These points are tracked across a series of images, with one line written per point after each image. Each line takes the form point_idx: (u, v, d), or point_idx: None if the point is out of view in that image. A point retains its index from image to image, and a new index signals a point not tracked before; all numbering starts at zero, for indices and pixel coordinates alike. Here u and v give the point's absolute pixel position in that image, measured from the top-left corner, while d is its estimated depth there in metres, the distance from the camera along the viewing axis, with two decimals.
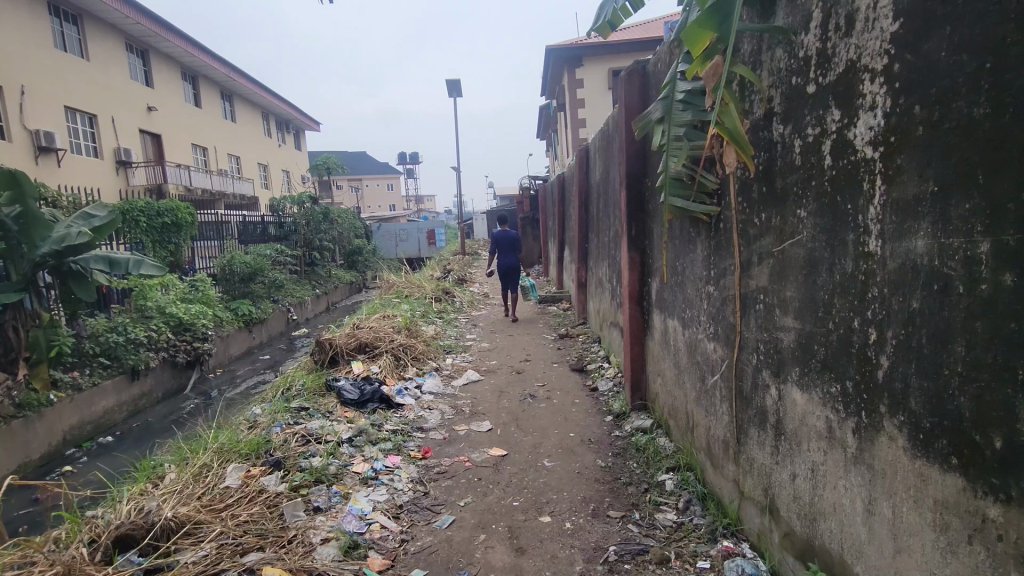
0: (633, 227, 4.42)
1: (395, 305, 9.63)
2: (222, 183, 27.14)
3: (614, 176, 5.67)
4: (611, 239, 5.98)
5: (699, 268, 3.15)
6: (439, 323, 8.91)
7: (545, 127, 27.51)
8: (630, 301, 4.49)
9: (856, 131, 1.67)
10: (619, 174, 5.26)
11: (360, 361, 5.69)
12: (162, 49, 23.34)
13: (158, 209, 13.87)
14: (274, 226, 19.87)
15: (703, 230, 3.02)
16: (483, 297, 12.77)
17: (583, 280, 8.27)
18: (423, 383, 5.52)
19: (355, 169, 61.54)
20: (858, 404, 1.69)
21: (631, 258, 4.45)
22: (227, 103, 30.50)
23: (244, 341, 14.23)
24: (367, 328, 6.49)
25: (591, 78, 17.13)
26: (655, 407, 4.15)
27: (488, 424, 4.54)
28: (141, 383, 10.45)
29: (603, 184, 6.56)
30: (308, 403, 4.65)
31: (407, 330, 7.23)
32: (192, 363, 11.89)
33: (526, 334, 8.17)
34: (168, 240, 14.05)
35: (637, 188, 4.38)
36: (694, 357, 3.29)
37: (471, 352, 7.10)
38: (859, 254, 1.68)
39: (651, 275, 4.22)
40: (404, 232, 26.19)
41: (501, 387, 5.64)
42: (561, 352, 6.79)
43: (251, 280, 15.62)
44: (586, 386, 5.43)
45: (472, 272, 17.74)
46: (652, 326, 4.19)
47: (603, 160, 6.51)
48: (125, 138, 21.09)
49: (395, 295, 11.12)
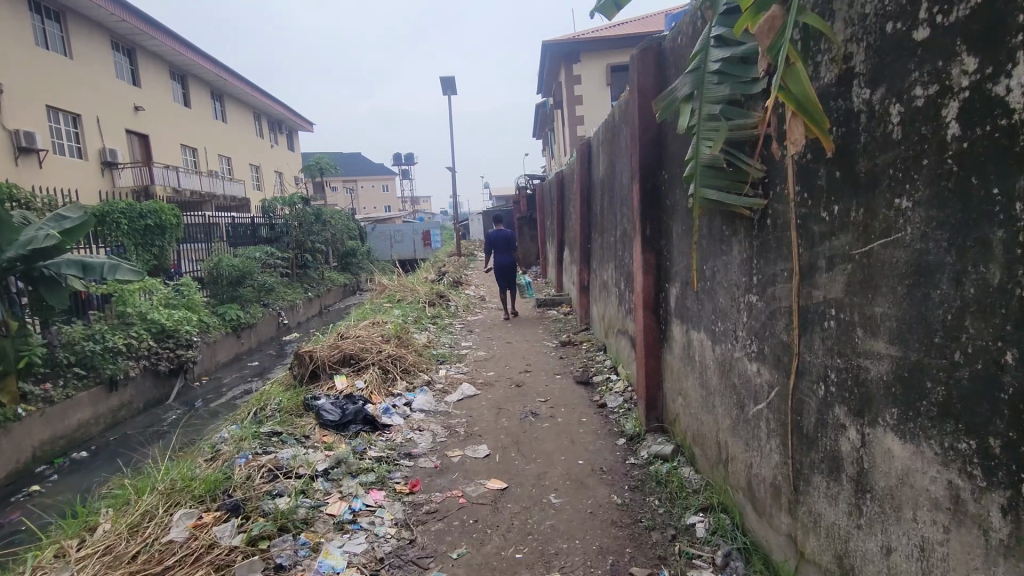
0: (648, 225, 3.92)
1: (386, 310, 9.11)
2: (212, 184, 26.56)
3: (623, 169, 5.18)
4: (618, 239, 5.48)
5: (735, 274, 2.63)
6: (432, 330, 8.39)
7: (541, 125, 26.99)
8: (644, 310, 3.97)
9: (1010, 84, 1.17)
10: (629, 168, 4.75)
11: (343, 375, 5.17)
12: (149, 46, 22.74)
13: (141, 210, 13.28)
14: (265, 228, 19.35)
15: (741, 228, 2.51)
16: (479, 300, 12.25)
17: (587, 282, 7.75)
18: (413, 400, 5.00)
19: (349, 169, 61.02)
20: (1014, 475, 1.19)
21: (645, 260, 3.94)
22: (218, 103, 29.94)
23: (231, 347, 13.69)
24: (353, 338, 5.97)
25: (589, 73, 16.60)
26: (675, 431, 3.65)
27: (485, 450, 4.03)
28: (121, 394, 9.90)
29: (608, 180, 6.06)
30: (281, 426, 4.11)
31: (397, 338, 6.71)
32: (176, 371, 11.35)
33: (525, 341, 7.65)
34: (151, 243, 13.47)
35: (653, 184, 3.87)
36: (727, 378, 2.78)
37: (465, 362, 6.58)
38: (1015, 260, 1.18)
39: (669, 281, 3.70)
40: (399, 233, 25.69)
41: (500, 402, 5.13)
42: (564, 362, 6.27)
43: (239, 283, 15.07)
44: (593, 402, 4.92)
45: (468, 274, 17.22)
46: (672, 338, 3.68)
47: (608, 155, 6.03)
48: (110, 138, 20.50)
49: (387, 299, 10.59)
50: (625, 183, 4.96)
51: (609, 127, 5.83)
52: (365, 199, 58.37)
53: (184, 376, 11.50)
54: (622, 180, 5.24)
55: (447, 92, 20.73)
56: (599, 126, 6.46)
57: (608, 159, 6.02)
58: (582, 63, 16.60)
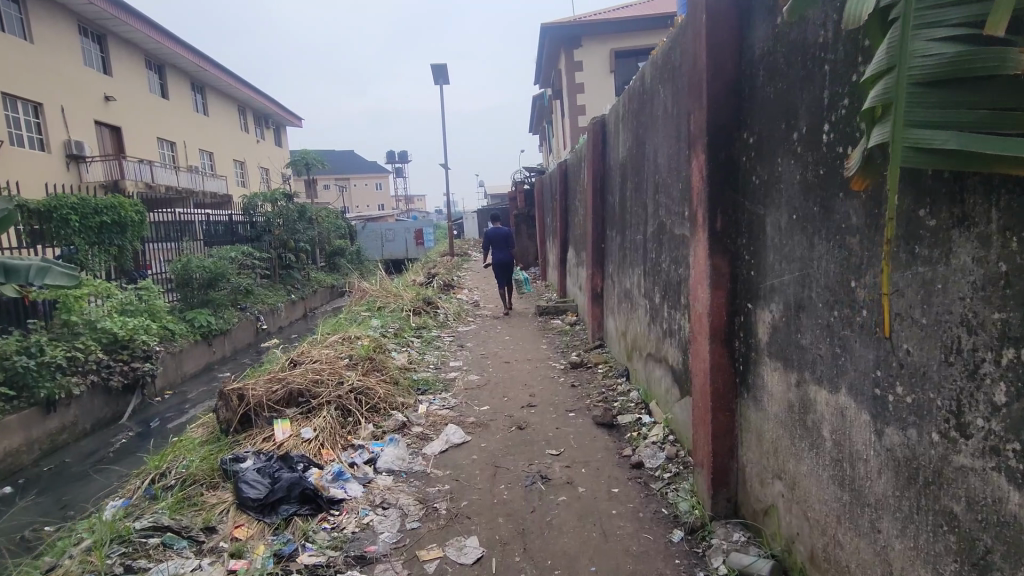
0: (718, 216, 2.61)
1: (363, 322, 7.79)
2: (191, 180, 25.19)
3: (661, 143, 3.92)
4: (651, 236, 4.21)
5: (968, 296, 1.33)
6: (416, 345, 7.08)
7: (539, 119, 25.79)
8: (712, 341, 2.67)
9: None
10: (677, 138, 3.44)
11: (286, 421, 3.85)
12: (121, 33, 21.38)
13: (98, 207, 11.73)
14: (245, 226, 17.97)
15: (1009, 208, 1.20)
16: (473, 306, 10.94)
17: (600, 288, 6.48)
18: (378, 457, 3.68)
19: (341, 168, 59.62)
20: None
21: (715, 266, 2.63)
22: (199, 95, 28.63)
23: (200, 358, 12.31)
24: (308, 364, 4.66)
25: (590, 60, 15.25)
26: (772, 534, 2.35)
27: (477, 548, 2.73)
28: (62, 415, 8.53)
29: (636, 159, 4.75)
30: (174, 517, 2.82)
31: (368, 361, 5.40)
32: (131, 387, 9.94)
33: (527, 360, 6.34)
34: (108, 242, 12.08)
35: (728, 152, 2.57)
36: (927, 494, 1.48)
37: (454, 391, 5.26)
38: None
39: (761, 299, 2.40)
40: (390, 232, 24.40)
41: (498, 456, 3.82)
42: (577, 393, 4.96)
43: (211, 286, 13.61)
44: (624, 459, 3.61)
45: (461, 276, 15.86)
46: (765, 387, 2.39)
47: (634, 131, 4.78)
48: (76, 130, 19.15)
49: (366, 308, 9.24)
50: (670, 161, 3.70)
51: (639, 93, 4.58)
52: (358, 197, 56.98)
53: (141, 392, 10.10)
54: (660, 157, 3.96)
55: (440, 81, 19.47)
56: (622, 97, 5.22)
57: (634, 137, 4.79)
58: (583, 48, 15.24)
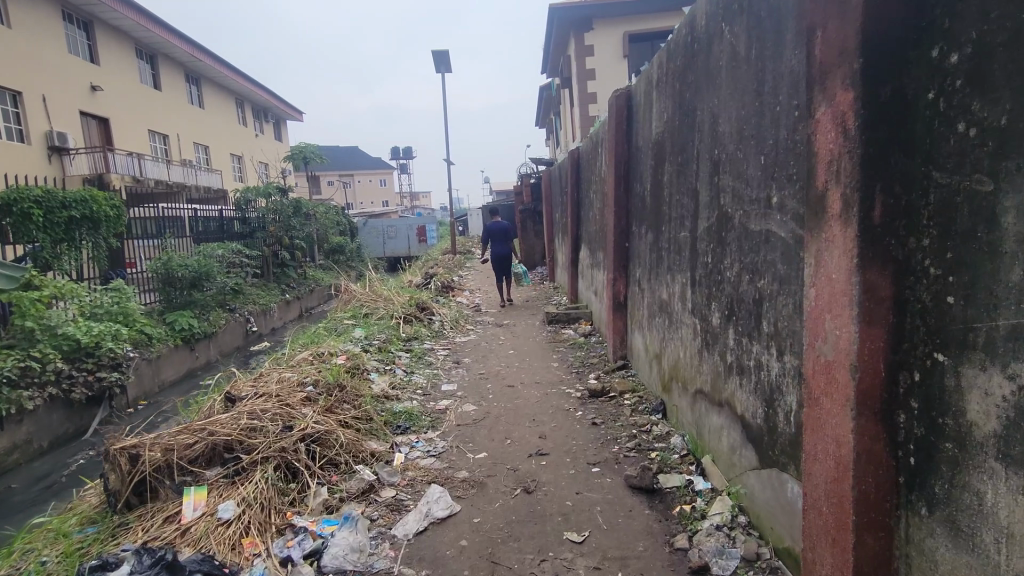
0: (878, 200, 1.50)
1: (345, 335, 6.68)
2: (184, 173, 24.09)
3: (727, 103, 2.82)
4: (709, 233, 3.09)
5: None
6: (405, 363, 5.97)
7: (547, 110, 24.66)
8: (859, 410, 1.56)
9: None
10: (770, 83, 2.34)
11: (201, 489, 2.78)
12: (109, 20, 20.35)
13: (64, 199, 10.60)
14: (236, 222, 16.89)
15: None
16: (474, 311, 9.85)
17: (623, 296, 5.37)
18: (327, 547, 2.56)
19: (345, 164, 58.68)
20: None
21: (868, 284, 1.52)
22: (194, 87, 27.65)
23: (180, 364, 11.16)
24: (251, 400, 3.56)
25: (601, 44, 14.04)
26: None
27: None
28: (12, 433, 7.07)
29: (681, 128, 3.64)
30: None
31: (335, 391, 4.29)
32: (96, 398, 8.45)
33: (535, 383, 5.24)
34: (78, 240, 10.95)
35: (900, 85, 1.46)
36: None
37: (443, 430, 4.14)
38: None
39: (981, 353, 1.29)
40: (392, 228, 23.37)
41: (496, 543, 2.70)
42: (599, 436, 3.85)
43: (195, 286, 12.37)
44: (677, 556, 2.50)
45: (463, 276, 14.75)
46: (987, 515, 1.29)
47: (676, 95, 3.67)
48: (59, 120, 18.12)
49: (351, 315, 8.12)
50: (745, 123, 2.60)
51: (686, 43, 3.46)
52: (361, 192, 55.95)
53: (110, 403, 8.60)
54: (725, 120, 2.87)
55: (441, 70, 18.38)
56: (659, 56, 4.13)
57: (676, 104, 3.69)
58: (593, 31, 14.02)
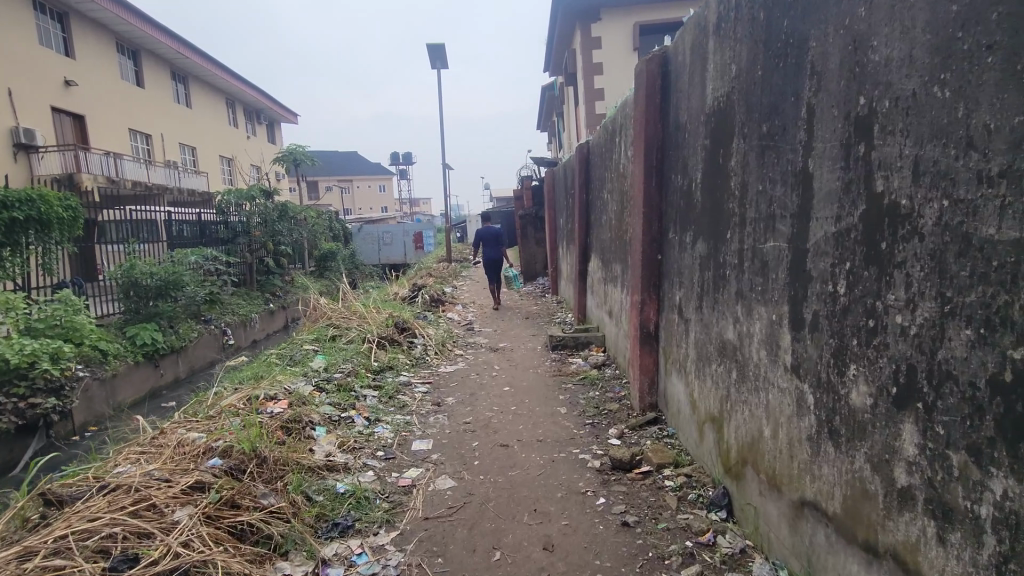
0: None
1: (303, 368, 5.29)
2: (167, 175, 22.69)
3: (903, 4, 1.52)
4: (848, 243, 1.78)
5: None
6: (371, 407, 4.61)
7: (550, 112, 23.39)
8: None
9: None
10: None
11: None
12: (87, 12, 18.93)
13: (6, 197, 8.90)
14: (218, 225, 15.10)
15: None
16: (467, 329, 8.50)
17: (653, 325, 4.05)
18: None
19: (342, 169, 57.35)
20: None
21: None
22: (180, 85, 26.37)
23: (141, 384, 9.51)
24: (81, 510, 2.33)
25: (610, 35, 12.74)
26: None
27: None
28: None
29: (770, 75, 2.32)
30: None
31: (246, 472, 2.96)
32: (30, 426, 6.37)
33: (537, 441, 3.91)
34: (21, 245, 9.23)
35: None
36: None
37: (405, 528, 2.81)
38: None
39: None
40: (387, 235, 22.06)
41: None
42: (636, 551, 2.52)
43: (166, 294, 10.82)
44: None
45: (458, 288, 13.41)
46: None
47: (763, 26, 2.36)
48: (28, 116, 16.66)
49: (315, 339, 6.75)
50: (966, 28, 1.31)
51: None
52: (359, 198, 54.69)
53: (47, 432, 6.53)
54: (893, 37, 1.56)
55: (436, 65, 17.13)
56: None
57: (761, 42, 2.39)
58: (601, 22, 12.72)
